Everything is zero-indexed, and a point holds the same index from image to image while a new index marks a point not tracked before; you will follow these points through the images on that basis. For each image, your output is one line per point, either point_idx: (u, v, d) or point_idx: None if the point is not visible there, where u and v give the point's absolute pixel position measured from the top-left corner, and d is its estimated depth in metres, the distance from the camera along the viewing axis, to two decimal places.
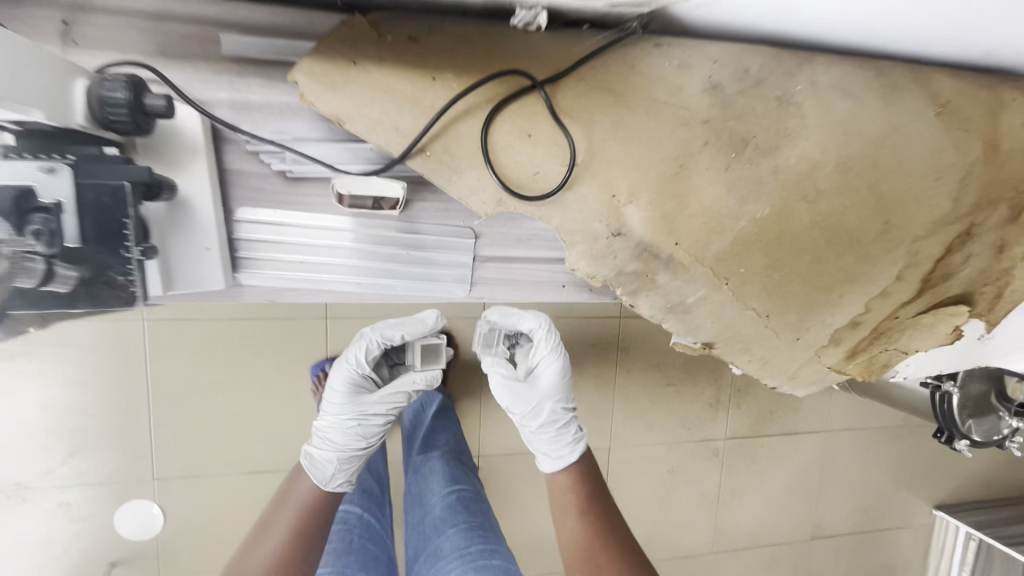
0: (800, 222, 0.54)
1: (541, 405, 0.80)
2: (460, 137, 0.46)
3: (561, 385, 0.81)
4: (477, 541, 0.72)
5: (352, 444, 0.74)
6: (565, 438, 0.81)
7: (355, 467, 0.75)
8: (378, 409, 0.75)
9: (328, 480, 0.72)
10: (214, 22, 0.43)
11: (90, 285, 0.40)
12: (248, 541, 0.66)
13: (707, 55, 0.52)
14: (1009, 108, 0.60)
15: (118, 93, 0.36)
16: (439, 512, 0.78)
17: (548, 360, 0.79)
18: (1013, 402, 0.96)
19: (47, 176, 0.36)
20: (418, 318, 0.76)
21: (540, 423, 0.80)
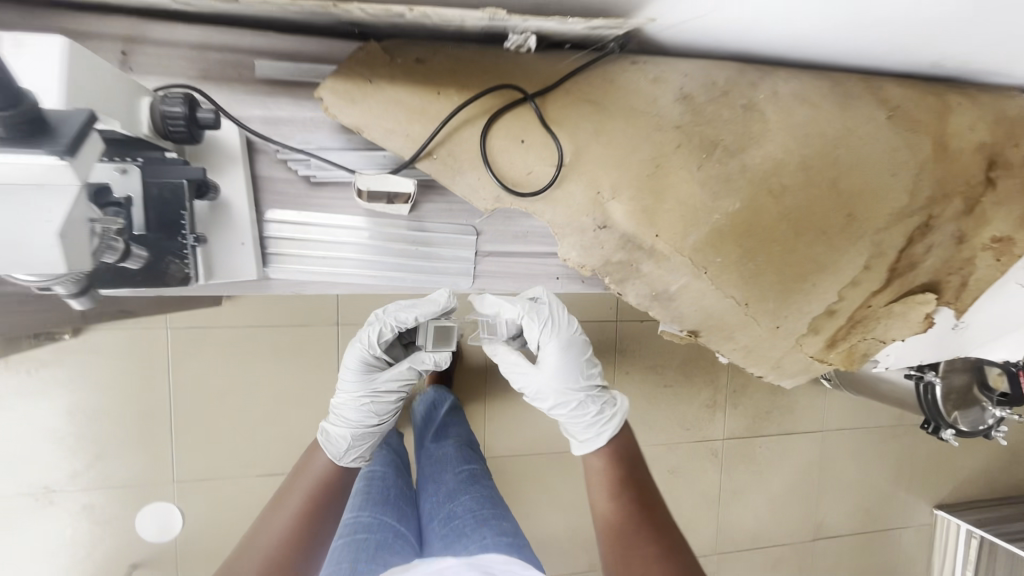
0: (769, 215, 0.60)
1: (549, 391, 0.72)
2: (462, 144, 0.53)
3: (569, 367, 0.71)
4: (489, 510, 0.74)
5: (364, 421, 0.78)
6: (587, 422, 0.73)
7: (367, 442, 0.79)
8: (388, 388, 0.78)
9: (342, 454, 0.77)
10: (250, 51, 0.51)
11: (153, 267, 0.45)
12: (265, 512, 0.70)
13: (678, 71, 0.59)
14: (956, 111, 0.66)
15: (176, 108, 0.42)
16: (453, 485, 0.80)
17: (547, 347, 0.69)
18: (994, 392, 1.00)
19: (120, 175, 0.42)
20: (430, 297, 0.71)
21: (552, 408, 0.74)
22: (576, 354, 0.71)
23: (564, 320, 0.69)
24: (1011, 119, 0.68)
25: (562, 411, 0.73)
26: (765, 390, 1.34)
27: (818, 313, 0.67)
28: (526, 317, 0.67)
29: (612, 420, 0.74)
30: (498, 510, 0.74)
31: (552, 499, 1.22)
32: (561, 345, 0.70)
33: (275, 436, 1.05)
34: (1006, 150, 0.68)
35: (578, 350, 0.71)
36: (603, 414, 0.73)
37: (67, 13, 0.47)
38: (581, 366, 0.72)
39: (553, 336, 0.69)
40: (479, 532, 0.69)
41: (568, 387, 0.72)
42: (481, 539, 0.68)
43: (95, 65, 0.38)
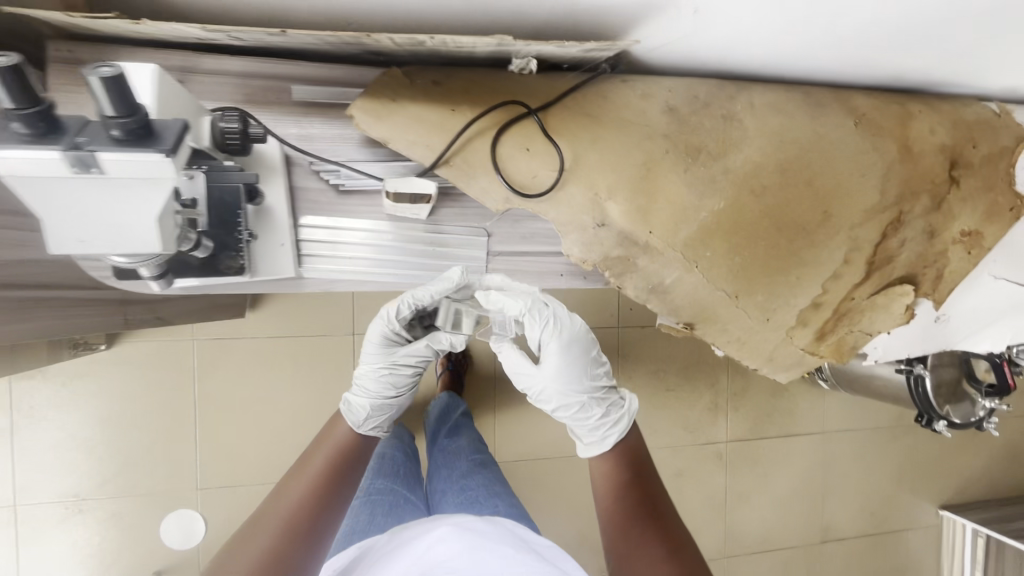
0: (751, 212, 0.66)
1: (555, 393, 0.74)
2: (474, 153, 0.60)
3: (573, 371, 0.72)
4: (498, 486, 0.88)
5: (383, 394, 0.78)
6: (593, 424, 0.75)
7: (385, 413, 0.79)
8: (406, 363, 0.76)
9: (361, 423, 0.77)
10: (288, 78, 0.58)
11: (216, 256, 0.53)
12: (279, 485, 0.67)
13: (663, 87, 0.66)
14: (918, 118, 0.73)
15: (233, 124, 0.49)
16: (466, 466, 0.93)
17: (551, 351, 0.70)
18: (982, 383, 1.04)
19: (188, 180, 0.49)
20: (444, 275, 0.66)
21: (558, 409, 0.75)
22: (580, 358, 0.72)
23: (570, 322, 0.70)
24: (969, 122, 0.75)
25: (567, 413, 0.75)
26: (765, 392, 1.39)
27: (804, 305, 0.72)
28: (528, 315, 0.67)
29: (618, 422, 0.76)
30: (504, 487, 0.88)
31: (561, 503, 1.25)
32: (566, 349, 0.71)
33: (293, 441, 1.12)
34: (967, 151, 0.74)
35: (583, 352, 0.72)
36: (609, 416, 0.76)
37: (132, 49, 0.54)
38: (586, 368, 0.73)
39: (559, 340, 0.70)
40: (493, 503, 0.83)
41: (572, 390, 0.73)
42: (495, 505, 0.81)
43: (172, 90, 0.44)
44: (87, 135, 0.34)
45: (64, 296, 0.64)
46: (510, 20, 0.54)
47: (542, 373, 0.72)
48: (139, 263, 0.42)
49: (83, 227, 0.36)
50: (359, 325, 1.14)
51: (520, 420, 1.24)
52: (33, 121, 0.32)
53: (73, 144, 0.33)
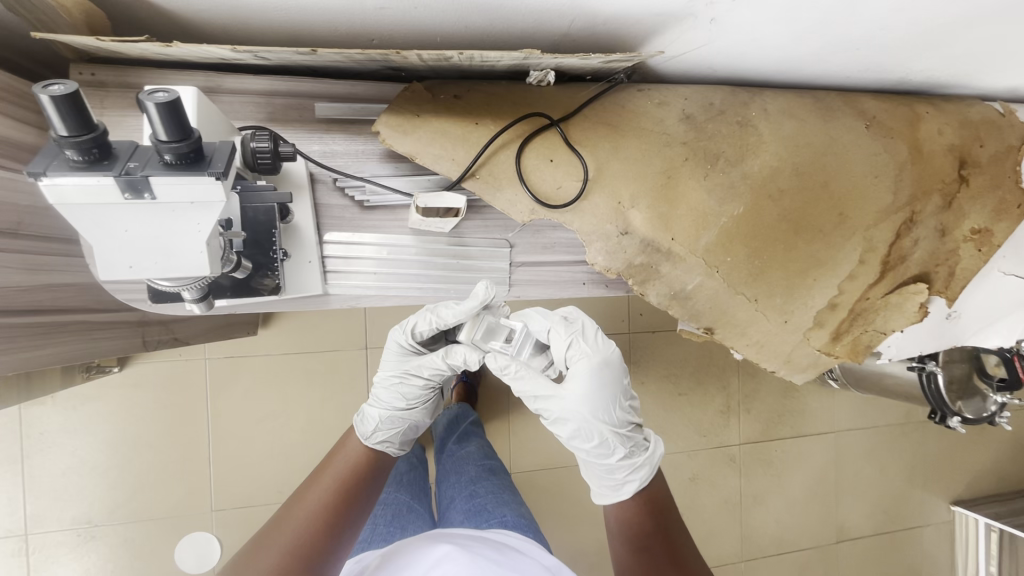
0: (769, 216, 0.67)
1: (577, 419, 0.66)
2: (499, 165, 0.61)
3: (600, 398, 0.66)
4: (506, 493, 0.90)
5: (395, 404, 0.72)
6: (612, 464, 0.67)
7: (398, 427, 0.73)
8: (420, 373, 0.71)
9: (370, 434, 0.71)
10: (311, 96, 0.59)
11: (254, 276, 0.56)
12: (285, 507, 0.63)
13: (680, 95, 0.67)
14: (926, 119, 0.74)
15: (263, 144, 0.50)
16: (473, 473, 0.95)
17: (578, 371, 0.65)
18: (993, 378, 1.03)
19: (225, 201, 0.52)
20: (472, 292, 0.64)
21: (575, 439, 0.67)
22: (611, 385, 0.66)
23: (602, 343, 0.67)
24: (976, 122, 0.76)
25: (585, 445, 0.67)
26: (776, 394, 1.39)
27: (822, 306, 0.71)
28: (555, 328, 0.67)
29: (640, 468, 0.68)
30: (512, 495, 0.90)
31: (577, 512, 1.25)
32: (594, 371, 0.65)
33: (308, 458, 1.12)
34: (975, 150, 0.75)
35: (615, 380, 0.67)
36: (633, 460, 0.68)
37: (155, 71, 0.54)
38: (615, 401, 0.67)
39: (585, 359, 0.66)
40: (500, 510, 0.84)
41: (598, 419, 0.66)
42: (501, 515, 0.83)
43: (207, 112, 0.47)
44: (137, 161, 0.37)
45: (84, 321, 0.64)
46: (532, 33, 0.55)
47: (564, 395, 0.66)
48: (182, 285, 0.44)
49: (135, 253, 0.39)
50: (371, 340, 1.16)
51: (534, 428, 1.25)
52: (85, 148, 0.34)
53: (124, 169, 0.36)
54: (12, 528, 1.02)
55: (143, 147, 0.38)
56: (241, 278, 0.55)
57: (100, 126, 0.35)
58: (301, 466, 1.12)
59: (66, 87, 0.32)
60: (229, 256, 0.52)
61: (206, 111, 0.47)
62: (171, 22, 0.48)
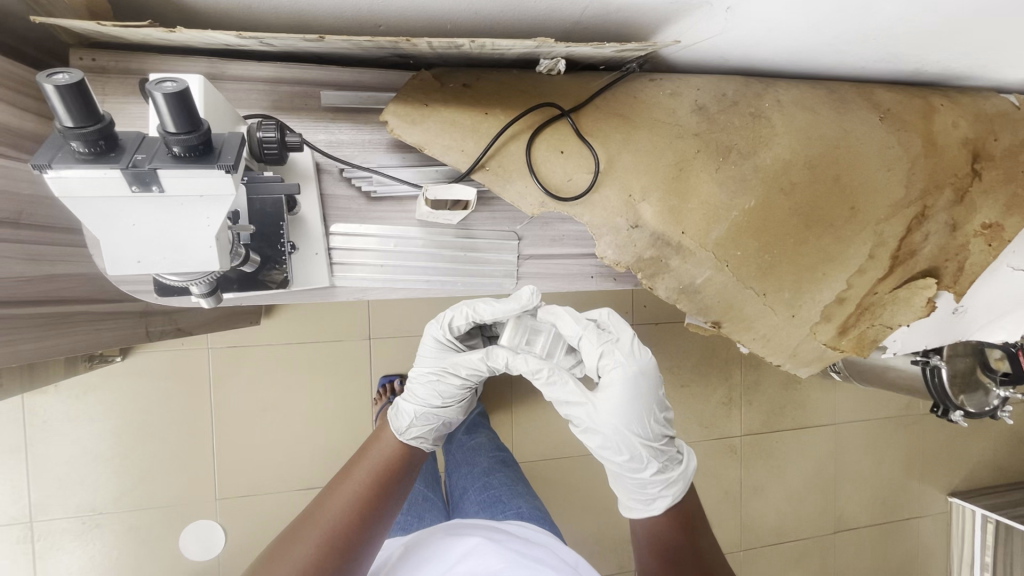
0: (781, 210, 0.66)
1: (608, 431, 0.64)
2: (509, 155, 0.60)
3: (633, 410, 0.64)
4: (519, 485, 0.92)
5: (430, 402, 0.70)
6: (644, 478, 0.66)
7: (431, 424, 0.71)
8: (458, 372, 0.69)
9: (405, 429, 0.69)
10: (317, 83, 0.57)
11: (262, 269, 0.55)
12: (317, 500, 0.63)
13: (692, 85, 0.66)
14: (940, 112, 0.72)
15: (271, 134, 0.50)
16: (486, 465, 0.97)
17: (612, 380, 0.63)
18: (997, 372, 1.01)
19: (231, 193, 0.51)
20: (513, 296, 0.65)
21: (603, 452, 0.66)
22: (647, 395, 0.64)
23: (637, 351, 0.65)
24: (990, 115, 0.74)
25: (617, 458, 0.65)
26: (777, 386, 1.40)
27: (830, 300, 0.71)
28: (585, 334, 0.66)
29: (671, 484, 0.66)
30: (525, 487, 0.92)
31: (579, 502, 1.26)
32: (628, 381, 0.63)
33: (313, 446, 1.13)
34: (988, 144, 0.74)
35: (650, 390, 0.64)
36: (666, 474, 0.66)
37: (157, 57, 0.53)
38: (649, 414, 0.64)
39: (618, 369, 0.64)
40: (516, 501, 0.86)
41: (630, 432, 0.64)
42: (516, 506, 0.84)
43: (214, 101, 0.46)
44: (144, 153, 0.36)
45: (89, 311, 0.63)
46: (542, 22, 0.54)
47: (597, 405, 0.64)
48: (190, 280, 0.43)
49: (143, 247, 0.38)
50: (374, 330, 1.16)
51: (537, 419, 1.25)
52: (91, 140, 0.33)
53: (131, 162, 0.35)
54: (16, 516, 1.02)
55: (150, 138, 0.37)
56: (249, 271, 0.54)
57: (105, 117, 0.34)
58: (305, 454, 1.13)
59: (71, 76, 0.31)
60: (237, 250, 0.51)
61: (211, 98, 0.46)
62: (174, 8, 0.46)
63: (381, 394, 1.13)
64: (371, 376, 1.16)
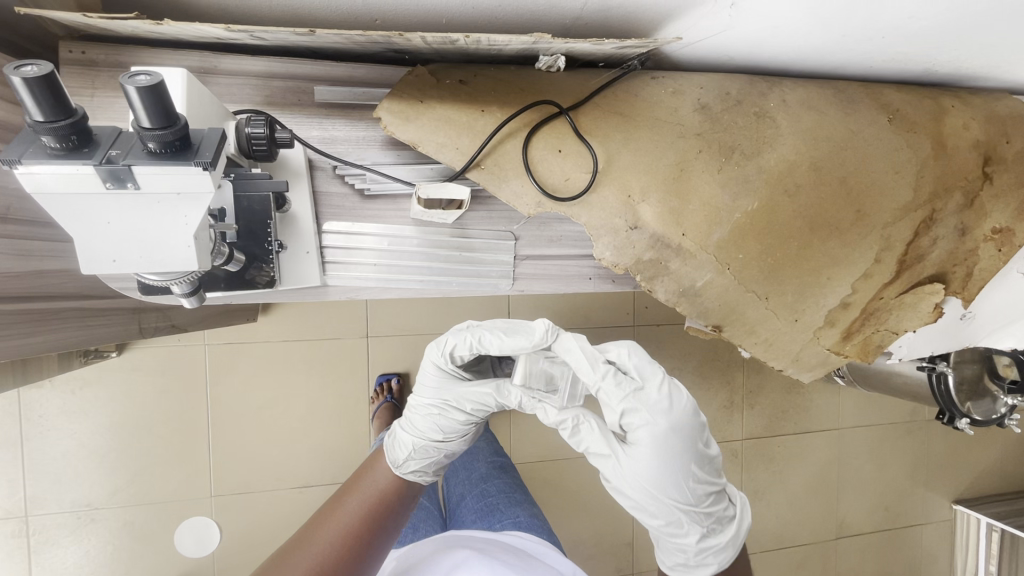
0: (785, 213, 0.64)
1: (640, 495, 0.61)
2: (506, 153, 0.59)
3: (667, 472, 0.60)
4: (518, 493, 0.91)
5: (431, 435, 0.66)
6: (687, 546, 0.63)
7: (430, 458, 0.67)
8: (461, 407, 0.66)
9: (403, 463, 0.66)
10: (311, 78, 0.56)
11: (248, 269, 0.54)
12: (310, 525, 0.63)
13: (695, 84, 0.64)
14: (951, 113, 0.70)
15: (259, 129, 0.49)
16: (484, 470, 0.96)
17: (641, 438, 0.60)
18: (1004, 380, 0.98)
19: (217, 189, 0.50)
20: (528, 327, 0.64)
21: (638, 516, 0.63)
22: (679, 454, 0.61)
23: (671, 402, 0.61)
24: (1003, 118, 0.72)
25: (654, 522, 0.63)
26: (780, 390, 1.38)
27: (834, 305, 0.69)
28: (603, 385, 0.62)
29: (718, 551, 0.63)
30: (523, 495, 0.91)
31: (577, 504, 1.25)
32: (656, 439, 0.60)
33: (309, 444, 1.13)
34: (1000, 147, 0.72)
35: (687, 449, 0.61)
36: (710, 541, 0.63)
37: (148, 50, 0.52)
38: (683, 474, 0.61)
39: (647, 426, 0.60)
40: (513, 510, 0.85)
41: (665, 496, 0.61)
42: (514, 515, 0.83)
43: (198, 95, 0.46)
44: (120, 149, 0.35)
45: (79, 308, 0.62)
46: (541, 17, 0.53)
47: (627, 464, 0.61)
48: (171, 280, 0.42)
49: (120, 246, 0.37)
50: (372, 328, 1.15)
51: (536, 420, 1.24)
52: (63, 134, 0.33)
53: (106, 158, 0.34)
54: (11, 510, 1.02)
55: (127, 134, 0.37)
56: (235, 270, 0.54)
57: (78, 111, 0.33)
58: (302, 452, 1.12)
59: (40, 69, 0.30)
60: (220, 248, 0.50)
61: (195, 92, 0.45)
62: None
63: (377, 393, 1.13)
64: (369, 374, 1.15)
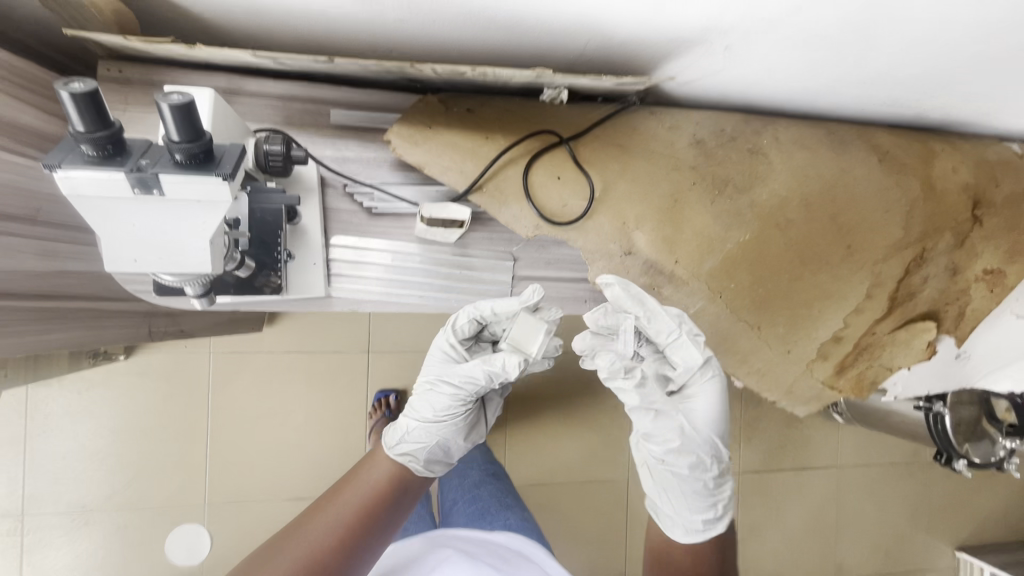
0: (777, 245, 0.66)
1: (695, 447, 0.58)
2: (507, 178, 0.62)
3: (717, 420, 0.60)
4: (508, 498, 0.92)
5: (424, 413, 0.67)
6: (722, 502, 0.59)
7: (422, 441, 0.67)
8: (449, 384, 0.65)
9: (394, 443, 0.66)
10: (328, 102, 0.60)
11: (257, 276, 0.57)
12: (303, 516, 0.59)
13: (692, 119, 0.67)
14: (940, 158, 0.72)
15: (276, 146, 0.53)
16: (477, 478, 0.97)
17: (704, 388, 0.60)
18: (1003, 423, 0.94)
19: (234, 201, 0.53)
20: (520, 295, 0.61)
21: (687, 472, 0.58)
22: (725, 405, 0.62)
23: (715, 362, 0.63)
24: (993, 163, 0.74)
25: (699, 479, 0.58)
26: (779, 423, 1.37)
27: (826, 338, 0.71)
28: (680, 340, 0.58)
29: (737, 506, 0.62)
30: (514, 500, 0.92)
31: (571, 530, 1.24)
32: (709, 391, 0.60)
33: (305, 456, 1.14)
34: (990, 191, 0.74)
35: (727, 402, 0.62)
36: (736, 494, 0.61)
37: (178, 70, 0.56)
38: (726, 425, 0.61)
39: (711, 378, 0.60)
40: (504, 514, 0.85)
41: (714, 445, 0.59)
42: (505, 519, 0.84)
43: (223, 114, 0.49)
44: (149, 159, 0.38)
45: (95, 309, 0.65)
46: (544, 54, 0.56)
47: (693, 414, 0.60)
48: (185, 280, 0.45)
49: (141, 247, 0.40)
50: (374, 343, 1.17)
51: (531, 444, 1.24)
52: (100, 144, 0.36)
53: (136, 166, 0.37)
54: (8, 508, 1.03)
55: (156, 146, 0.40)
56: (245, 276, 0.56)
57: (115, 124, 0.36)
58: (297, 464, 1.13)
59: (86, 85, 0.34)
60: (233, 255, 0.52)
61: (220, 112, 0.49)
62: (198, 26, 0.50)
63: (375, 408, 1.14)
64: (367, 388, 1.17)
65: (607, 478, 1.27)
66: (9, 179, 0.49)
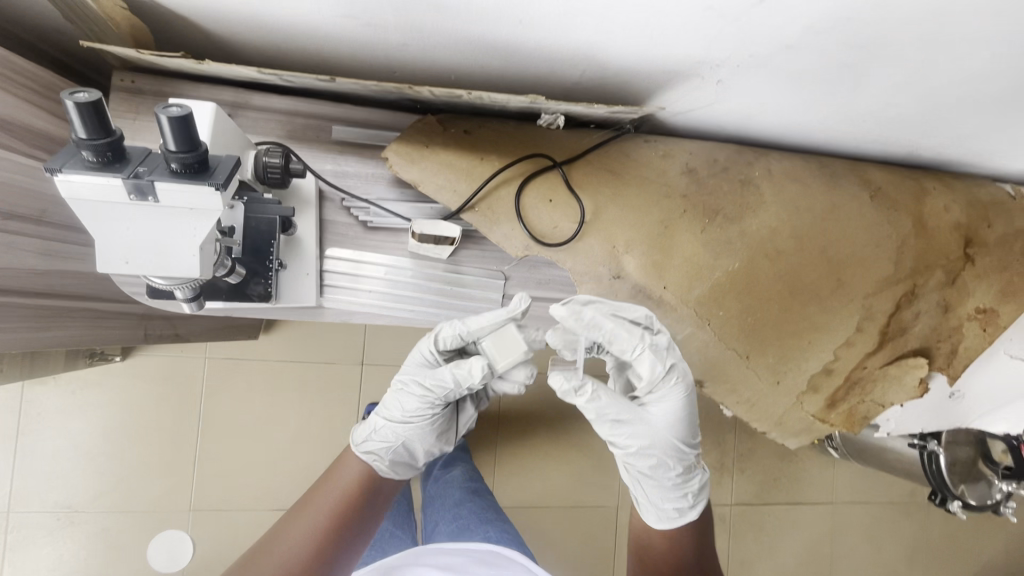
0: (766, 275, 0.67)
1: (660, 450, 0.62)
2: (500, 199, 0.64)
3: (684, 421, 0.63)
4: (489, 512, 0.91)
5: (393, 414, 0.68)
6: (691, 491, 0.65)
7: (388, 441, 0.67)
8: (418, 385, 0.66)
9: (361, 441, 0.68)
10: (330, 118, 0.62)
11: (247, 284, 0.58)
12: (281, 524, 0.61)
13: (685, 149, 0.68)
14: (932, 194, 0.73)
15: (275, 158, 0.55)
16: (459, 495, 0.96)
17: (667, 394, 0.61)
18: (999, 465, 0.93)
19: (229, 209, 0.56)
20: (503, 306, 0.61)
21: (654, 471, 0.63)
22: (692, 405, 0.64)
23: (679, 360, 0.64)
24: (985, 204, 0.75)
25: (667, 477, 0.63)
26: (773, 455, 1.35)
27: (816, 370, 0.71)
28: (642, 353, 0.58)
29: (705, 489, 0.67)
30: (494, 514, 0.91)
31: (557, 556, 1.22)
32: (673, 398, 0.62)
33: (294, 467, 1.13)
34: (982, 230, 0.74)
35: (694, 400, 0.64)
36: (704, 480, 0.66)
37: (187, 83, 0.58)
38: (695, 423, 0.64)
39: (679, 384, 0.61)
40: (483, 527, 0.85)
41: (680, 445, 0.63)
42: (484, 531, 0.83)
43: (224, 127, 0.51)
44: (146, 166, 0.40)
45: (93, 309, 0.67)
46: (541, 81, 0.58)
47: (655, 417, 0.62)
48: (175, 284, 0.46)
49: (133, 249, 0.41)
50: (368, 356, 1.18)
51: (520, 465, 1.23)
52: (100, 150, 0.38)
53: (133, 173, 0.39)
54: None
55: (154, 155, 0.42)
56: (235, 284, 0.57)
57: (116, 132, 0.38)
58: (285, 474, 1.13)
59: (89, 96, 0.35)
60: (225, 261, 0.54)
61: (221, 125, 0.51)
62: (207, 42, 0.52)
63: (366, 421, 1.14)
64: (358, 401, 1.17)
65: (597, 504, 1.25)
66: (17, 179, 0.51)
